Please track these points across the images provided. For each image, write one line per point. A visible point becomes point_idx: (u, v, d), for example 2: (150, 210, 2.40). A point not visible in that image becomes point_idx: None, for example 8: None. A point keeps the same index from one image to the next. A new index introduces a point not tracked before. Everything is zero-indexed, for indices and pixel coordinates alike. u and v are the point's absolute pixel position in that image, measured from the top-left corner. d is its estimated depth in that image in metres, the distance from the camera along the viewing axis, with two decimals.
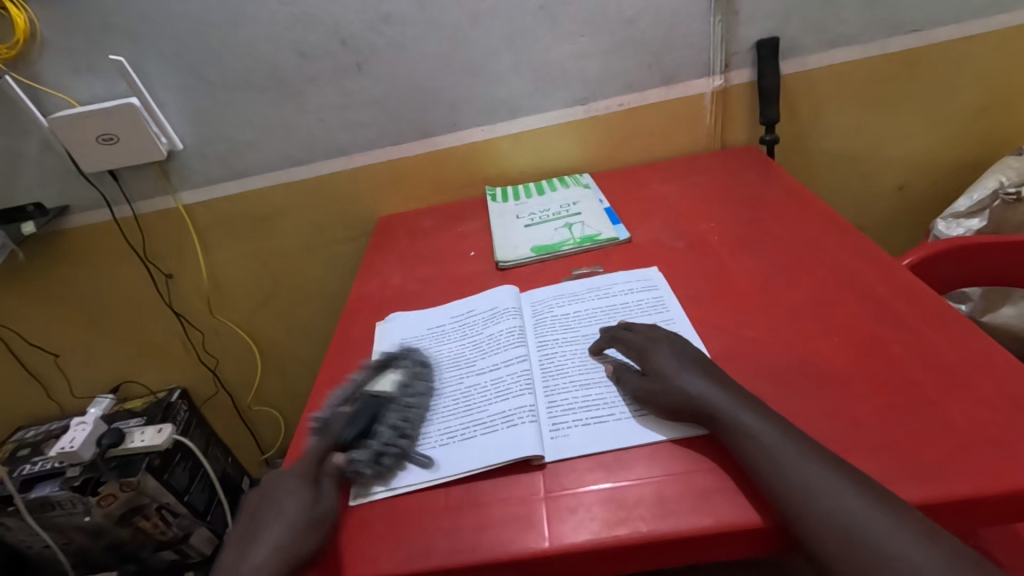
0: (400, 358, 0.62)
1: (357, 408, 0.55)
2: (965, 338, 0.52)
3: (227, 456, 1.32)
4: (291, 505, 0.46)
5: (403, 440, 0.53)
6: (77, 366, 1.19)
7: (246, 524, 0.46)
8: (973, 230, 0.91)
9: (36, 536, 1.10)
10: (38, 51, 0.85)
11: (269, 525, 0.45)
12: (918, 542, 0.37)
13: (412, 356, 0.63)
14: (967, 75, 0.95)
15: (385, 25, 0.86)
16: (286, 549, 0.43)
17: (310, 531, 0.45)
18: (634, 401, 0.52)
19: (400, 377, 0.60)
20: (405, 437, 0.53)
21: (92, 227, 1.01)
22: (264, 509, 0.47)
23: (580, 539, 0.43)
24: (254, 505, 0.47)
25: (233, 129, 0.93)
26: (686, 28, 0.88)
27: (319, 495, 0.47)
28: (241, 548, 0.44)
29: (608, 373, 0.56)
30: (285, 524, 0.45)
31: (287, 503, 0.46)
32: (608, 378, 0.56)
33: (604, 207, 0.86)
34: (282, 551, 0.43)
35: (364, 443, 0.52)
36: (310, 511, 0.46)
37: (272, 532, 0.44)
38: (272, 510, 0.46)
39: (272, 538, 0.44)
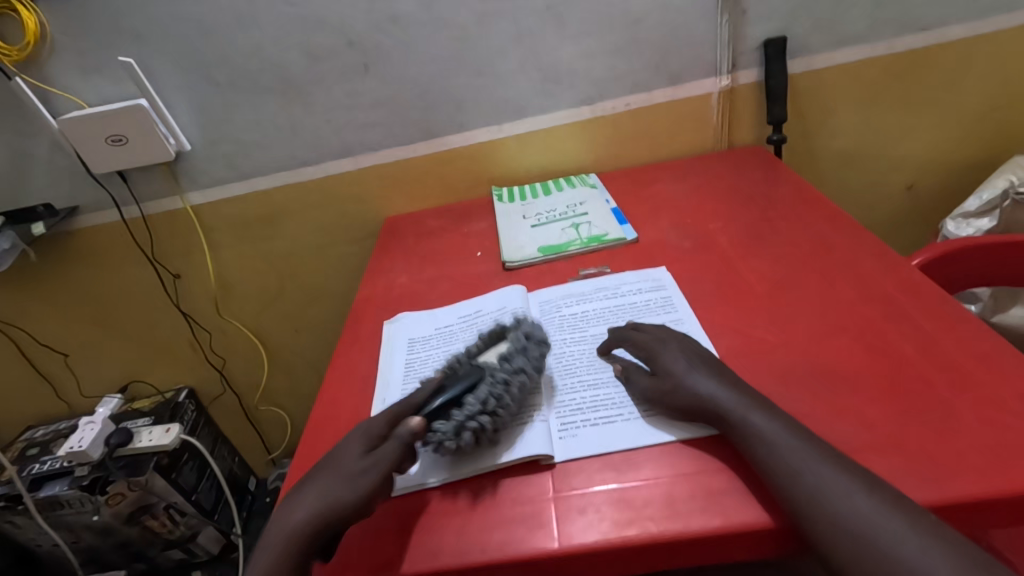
0: (512, 329, 0.60)
1: (452, 379, 0.54)
2: (977, 338, 0.51)
3: (235, 455, 1.32)
4: (358, 466, 0.47)
5: (487, 417, 0.50)
6: (86, 366, 1.20)
7: (324, 465, 0.49)
8: (982, 230, 0.91)
9: (46, 535, 1.11)
10: (48, 53, 0.85)
11: (328, 476, 0.47)
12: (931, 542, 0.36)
13: (525, 325, 0.60)
14: (977, 73, 0.94)
15: (392, 26, 0.86)
16: (332, 501, 0.45)
17: (368, 483, 0.46)
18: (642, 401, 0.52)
19: (511, 348, 0.57)
20: (491, 414, 0.51)
21: (101, 227, 1.02)
22: (339, 457, 0.49)
23: (588, 539, 0.43)
24: (341, 449, 0.50)
25: (240, 130, 0.94)
26: (692, 28, 0.88)
27: (385, 454, 0.48)
28: (297, 496, 0.47)
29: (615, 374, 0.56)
30: (341, 490, 0.46)
31: (356, 473, 0.46)
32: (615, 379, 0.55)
33: (611, 207, 0.86)
34: (327, 499, 0.45)
35: (459, 410, 0.51)
36: (366, 498, 0.45)
37: (328, 489, 0.46)
38: (345, 458, 0.48)
39: (328, 495, 0.46)
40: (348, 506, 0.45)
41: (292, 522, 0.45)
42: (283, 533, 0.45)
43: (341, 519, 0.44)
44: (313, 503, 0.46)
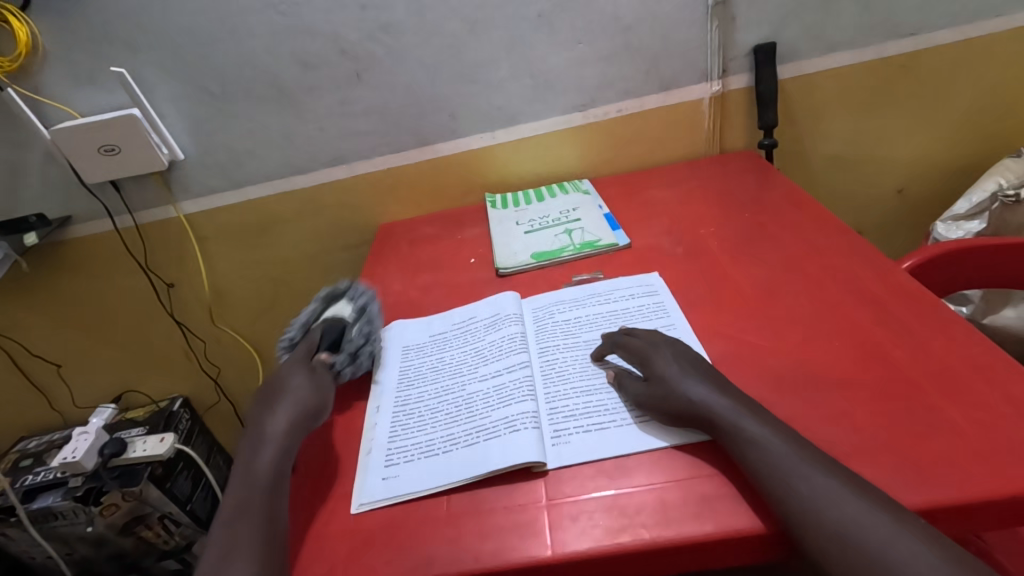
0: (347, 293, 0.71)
1: (324, 327, 0.65)
2: (967, 342, 0.52)
3: (230, 464, 1.32)
4: (299, 391, 0.56)
5: (369, 346, 0.65)
6: (79, 375, 1.19)
7: (258, 411, 0.54)
8: (972, 232, 0.91)
9: (39, 547, 1.10)
10: (39, 63, 0.85)
11: (287, 394, 0.55)
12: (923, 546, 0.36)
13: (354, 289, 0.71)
14: (964, 78, 0.95)
15: (384, 34, 0.87)
16: (302, 405, 0.54)
17: (318, 395, 0.56)
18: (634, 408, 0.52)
19: (352, 303, 0.69)
20: (371, 343, 0.66)
21: (93, 237, 1.02)
22: (268, 398, 0.55)
23: (582, 546, 0.43)
24: (268, 394, 0.56)
25: (233, 139, 0.94)
26: (683, 34, 0.89)
27: (314, 380, 0.58)
28: (264, 408, 0.54)
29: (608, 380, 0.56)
30: (294, 407, 0.54)
31: (299, 392, 0.55)
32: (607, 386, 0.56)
33: (604, 213, 0.86)
34: (300, 405, 0.54)
35: (341, 349, 0.63)
36: (317, 397, 0.56)
37: (282, 413, 0.53)
38: (277, 393, 0.56)
39: (284, 413, 0.53)
40: (308, 412, 0.54)
41: (264, 446, 0.51)
42: (254, 466, 0.49)
43: (305, 421, 0.54)
44: (276, 424, 0.52)
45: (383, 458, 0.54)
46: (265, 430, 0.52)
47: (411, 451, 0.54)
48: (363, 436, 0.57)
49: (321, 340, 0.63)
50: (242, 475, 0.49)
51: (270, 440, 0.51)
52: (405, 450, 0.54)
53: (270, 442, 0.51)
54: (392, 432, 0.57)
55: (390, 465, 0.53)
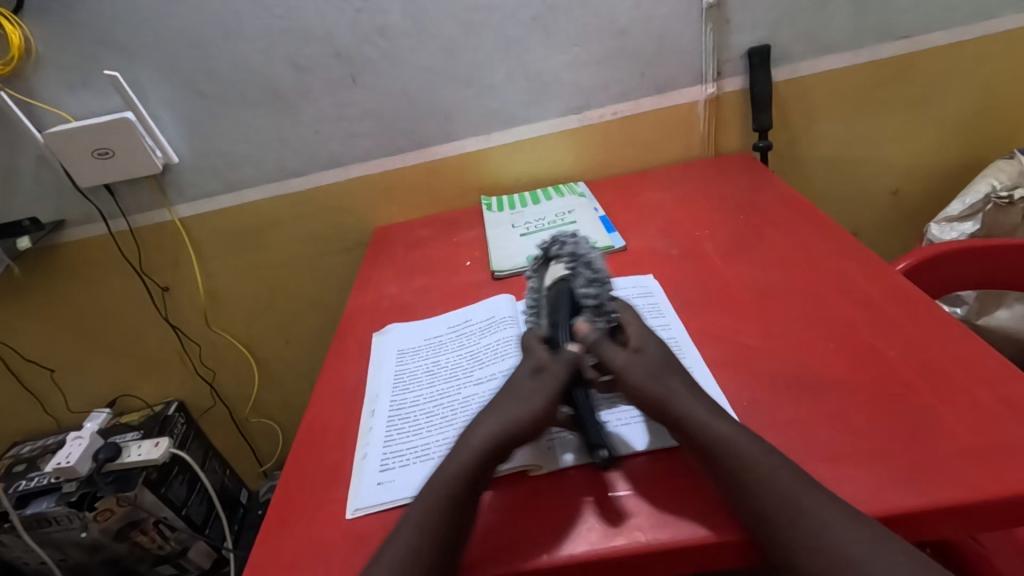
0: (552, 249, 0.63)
1: (551, 301, 0.57)
2: (960, 343, 0.52)
3: (226, 468, 1.31)
4: (534, 389, 0.50)
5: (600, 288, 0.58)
6: (73, 380, 1.18)
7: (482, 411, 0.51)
8: (966, 233, 0.92)
9: (32, 553, 1.10)
10: (33, 67, 0.85)
11: (508, 400, 0.50)
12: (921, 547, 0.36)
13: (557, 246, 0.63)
14: (957, 80, 0.96)
15: (379, 38, 0.87)
16: (511, 419, 0.48)
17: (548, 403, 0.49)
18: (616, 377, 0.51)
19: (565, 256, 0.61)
20: (601, 285, 0.58)
21: (88, 241, 1.01)
22: (499, 398, 0.51)
23: (577, 550, 0.43)
24: (501, 393, 0.51)
25: (228, 142, 0.94)
26: (678, 37, 0.89)
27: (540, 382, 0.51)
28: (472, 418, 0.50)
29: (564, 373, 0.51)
30: (509, 415, 0.49)
31: (533, 393, 0.50)
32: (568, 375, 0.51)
33: (599, 215, 0.86)
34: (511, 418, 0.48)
35: (580, 311, 0.56)
36: (549, 408, 0.49)
37: (493, 420, 0.49)
38: (508, 394, 0.51)
39: (495, 421, 0.49)
40: (524, 424, 0.48)
41: (454, 458, 0.47)
42: (441, 478, 0.46)
43: (517, 436, 0.48)
44: (482, 435, 0.48)
45: (378, 463, 0.54)
46: (468, 439, 0.48)
47: (406, 455, 0.54)
48: (358, 441, 0.57)
49: (563, 312, 0.55)
50: (435, 487, 0.45)
51: (469, 449, 0.47)
52: (401, 454, 0.54)
53: (468, 452, 0.47)
54: (387, 436, 0.56)
55: (385, 470, 0.53)
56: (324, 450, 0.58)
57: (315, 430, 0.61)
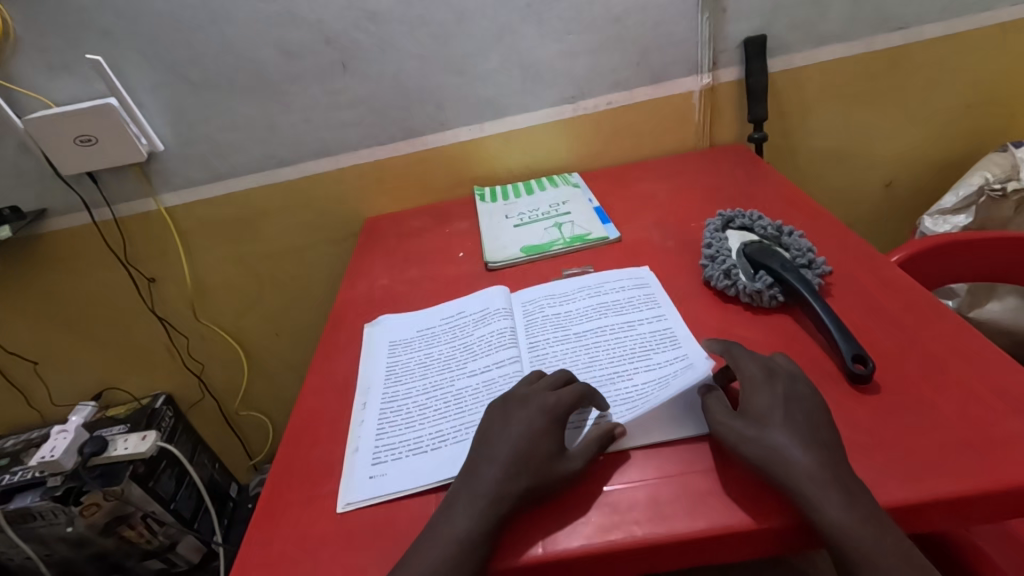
0: (735, 223, 0.70)
1: (742, 261, 0.63)
2: (957, 336, 0.51)
3: (215, 462, 1.30)
4: (532, 428, 0.47)
5: (753, 249, 0.64)
6: (57, 373, 1.16)
7: (478, 452, 0.48)
8: (959, 226, 0.92)
9: (17, 548, 1.08)
10: (11, 51, 0.82)
11: (500, 440, 0.47)
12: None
13: (741, 220, 0.71)
14: (951, 72, 0.96)
15: (370, 23, 0.85)
16: (511, 459, 0.46)
17: (547, 444, 0.47)
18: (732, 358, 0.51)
19: (752, 229, 0.69)
20: (756, 246, 0.64)
21: (72, 231, 0.99)
22: (488, 438, 0.48)
23: (573, 544, 0.42)
24: (491, 432, 0.49)
25: (215, 130, 0.92)
26: (674, 26, 0.88)
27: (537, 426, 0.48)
28: (471, 465, 0.47)
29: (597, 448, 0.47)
30: (512, 454, 0.46)
31: (529, 434, 0.47)
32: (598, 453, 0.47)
33: (593, 206, 0.86)
34: (512, 458, 0.46)
35: (760, 270, 0.61)
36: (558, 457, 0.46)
37: (496, 460, 0.46)
38: (498, 433, 0.48)
39: (502, 461, 0.46)
40: (527, 464, 0.45)
41: (463, 501, 0.44)
42: (447, 528, 0.43)
43: (523, 476, 0.45)
44: (493, 477, 0.45)
45: (370, 456, 0.53)
46: (471, 485, 0.45)
47: (399, 448, 0.53)
48: (350, 434, 0.56)
49: (754, 276, 0.61)
50: (447, 530, 0.43)
51: (472, 498, 0.44)
52: (394, 447, 0.53)
53: (472, 501, 0.44)
54: (380, 429, 0.56)
55: (378, 463, 0.52)
56: (315, 444, 0.57)
57: (306, 424, 0.59)
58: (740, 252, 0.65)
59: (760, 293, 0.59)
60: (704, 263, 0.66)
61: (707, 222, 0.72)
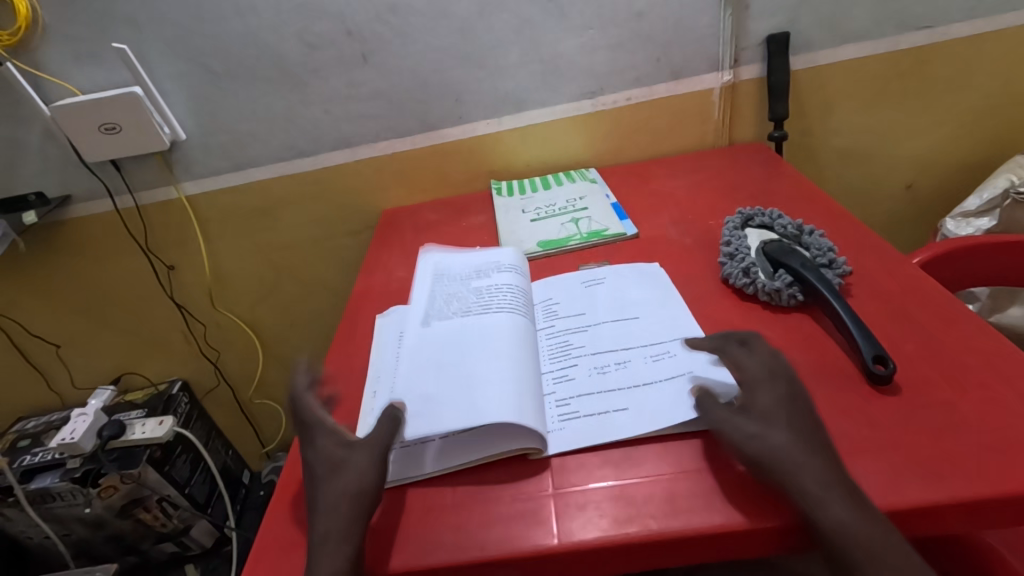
0: (757, 221, 0.70)
1: (763, 260, 0.63)
2: (981, 339, 0.51)
3: (229, 448, 1.31)
4: (354, 462, 0.48)
5: (771, 247, 0.63)
6: (78, 357, 1.18)
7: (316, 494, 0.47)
8: (982, 229, 0.91)
9: (37, 527, 1.10)
10: (39, 38, 0.84)
11: (337, 480, 0.47)
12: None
13: (762, 216, 0.70)
14: (978, 73, 0.94)
15: (392, 16, 0.85)
16: (356, 489, 0.46)
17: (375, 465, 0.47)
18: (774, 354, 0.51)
19: (774, 227, 0.68)
20: (774, 245, 0.63)
21: (94, 217, 1.00)
22: (325, 482, 0.47)
23: (588, 536, 0.43)
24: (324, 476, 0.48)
25: (237, 120, 0.93)
26: (696, 22, 0.87)
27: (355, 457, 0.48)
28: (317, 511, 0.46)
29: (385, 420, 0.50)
30: (354, 487, 0.46)
31: (357, 465, 0.47)
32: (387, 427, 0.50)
33: (611, 202, 0.85)
34: (358, 493, 0.46)
35: (780, 269, 0.61)
36: (377, 474, 0.47)
37: (340, 497, 0.46)
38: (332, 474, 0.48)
39: (336, 502, 0.45)
40: (367, 489, 0.46)
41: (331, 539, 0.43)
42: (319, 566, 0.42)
43: (365, 495, 0.46)
44: (324, 520, 0.45)
45: None
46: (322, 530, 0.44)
47: None
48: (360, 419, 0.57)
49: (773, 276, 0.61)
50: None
51: (334, 537, 0.43)
52: None
53: (337, 539, 0.43)
54: None
55: None
56: None
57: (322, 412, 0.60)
58: (758, 250, 0.64)
59: (778, 291, 0.59)
60: (722, 261, 0.65)
61: (727, 220, 0.72)
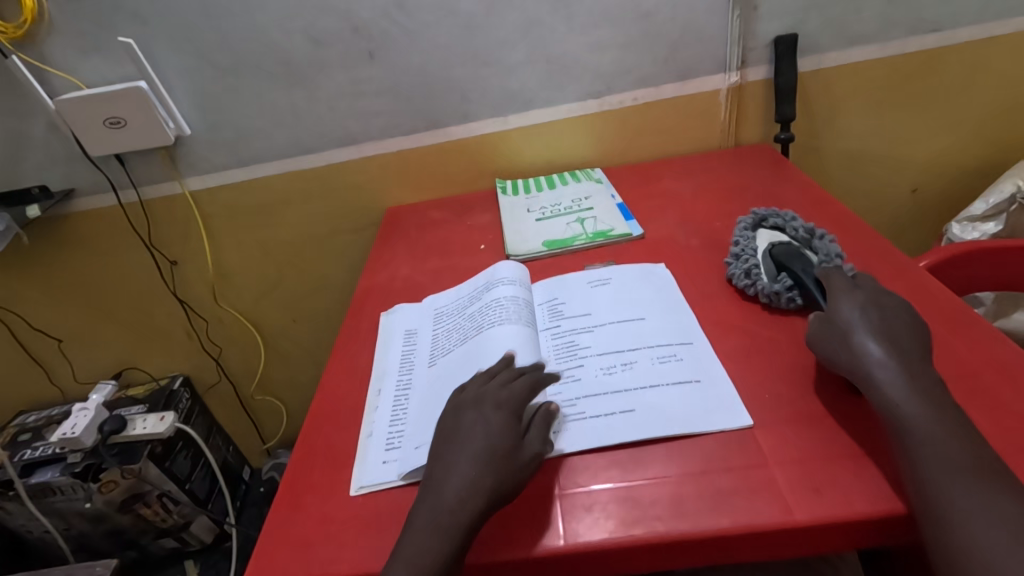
0: (773, 221, 0.69)
1: (768, 260, 0.62)
2: (988, 344, 0.50)
3: (229, 445, 1.31)
4: (494, 422, 0.48)
5: (777, 248, 0.62)
6: (80, 352, 1.18)
7: (435, 466, 0.46)
8: (988, 234, 0.91)
9: (37, 521, 1.10)
10: (45, 31, 0.83)
11: (468, 434, 0.47)
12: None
13: (780, 216, 0.69)
14: (986, 77, 0.94)
15: (398, 13, 0.85)
16: (496, 446, 0.46)
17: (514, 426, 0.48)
18: (843, 327, 0.49)
19: (787, 228, 0.67)
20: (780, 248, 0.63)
21: (98, 211, 1.00)
22: (455, 433, 0.48)
23: (594, 538, 0.42)
24: (450, 429, 0.49)
25: (242, 115, 0.92)
26: (703, 23, 0.87)
27: (499, 415, 0.48)
28: (448, 457, 0.46)
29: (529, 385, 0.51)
30: (486, 445, 0.46)
31: (489, 431, 0.47)
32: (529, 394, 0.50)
33: (617, 202, 0.85)
34: (495, 447, 0.46)
35: (783, 271, 0.60)
36: (516, 438, 0.47)
37: (469, 451, 0.46)
38: (462, 427, 0.48)
39: (466, 474, 0.45)
40: (507, 449, 0.46)
41: (452, 486, 0.44)
42: (446, 506, 0.43)
43: (506, 454, 0.46)
44: (454, 491, 0.44)
45: (383, 441, 0.54)
46: (452, 479, 0.45)
47: (410, 435, 0.53)
48: (364, 418, 0.57)
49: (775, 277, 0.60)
50: (439, 514, 0.43)
51: (469, 486, 0.44)
52: (404, 434, 0.54)
53: (472, 487, 0.44)
54: (393, 416, 0.56)
55: (390, 448, 0.53)
56: (337, 429, 0.57)
57: (325, 410, 0.60)
58: (766, 252, 0.64)
59: (777, 294, 0.59)
60: (729, 262, 0.65)
61: (741, 220, 0.71)
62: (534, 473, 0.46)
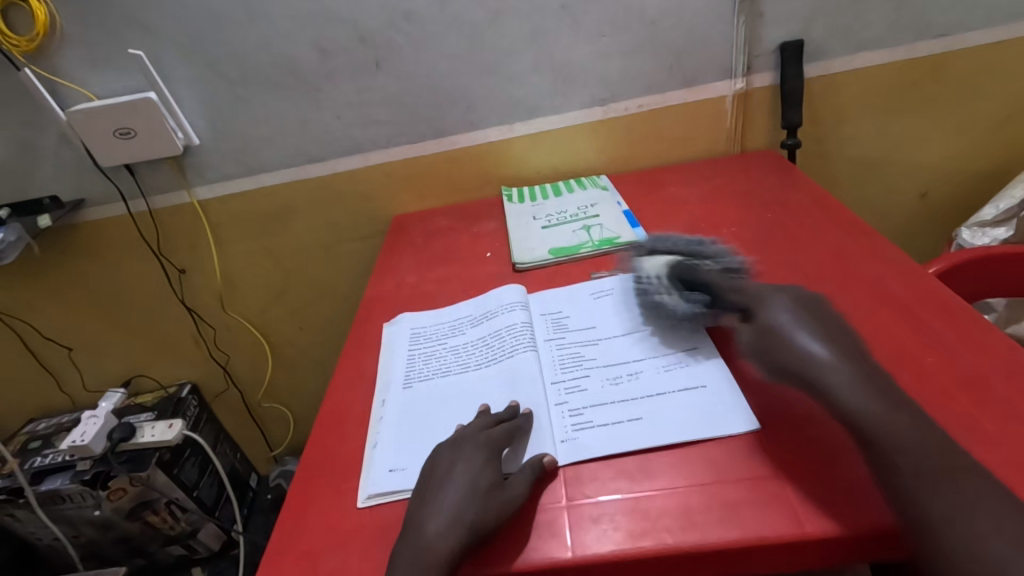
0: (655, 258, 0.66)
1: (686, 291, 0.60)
2: (1001, 351, 0.50)
3: (236, 452, 1.32)
4: (475, 463, 0.47)
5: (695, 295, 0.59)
6: (90, 360, 1.19)
7: (415, 507, 0.46)
8: (999, 239, 0.90)
9: (46, 529, 1.11)
10: (56, 44, 0.85)
11: (452, 472, 0.47)
12: (970, 553, 0.35)
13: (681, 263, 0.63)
14: (994, 80, 0.93)
15: (404, 22, 0.85)
16: (475, 483, 0.46)
17: (492, 465, 0.48)
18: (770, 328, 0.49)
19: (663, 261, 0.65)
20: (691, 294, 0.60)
21: (108, 221, 1.01)
22: (437, 468, 0.48)
23: (603, 549, 0.42)
24: (429, 469, 0.49)
25: (250, 125, 0.93)
26: (709, 30, 0.87)
27: (477, 454, 0.48)
28: (427, 495, 0.46)
29: (506, 429, 0.51)
30: (468, 481, 0.46)
31: (472, 469, 0.47)
32: (506, 436, 0.50)
33: (622, 209, 0.85)
34: (474, 485, 0.46)
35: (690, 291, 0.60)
36: (494, 474, 0.47)
37: (450, 486, 0.46)
38: (445, 467, 0.48)
39: (445, 511, 0.44)
40: (486, 488, 0.46)
41: (434, 515, 0.44)
42: (426, 536, 0.43)
43: (484, 491, 0.45)
44: (432, 527, 0.43)
45: (390, 451, 0.54)
46: (431, 513, 0.44)
47: (417, 447, 0.53)
48: (369, 429, 0.57)
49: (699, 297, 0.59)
50: (416, 544, 0.42)
51: (448, 519, 0.44)
52: (412, 446, 0.53)
53: (449, 520, 0.44)
54: (399, 427, 0.56)
55: (397, 457, 0.53)
56: (342, 440, 0.57)
57: (332, 419, 0.60)
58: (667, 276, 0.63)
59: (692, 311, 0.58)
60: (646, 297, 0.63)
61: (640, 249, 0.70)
62: (515, 511, 0.45)
